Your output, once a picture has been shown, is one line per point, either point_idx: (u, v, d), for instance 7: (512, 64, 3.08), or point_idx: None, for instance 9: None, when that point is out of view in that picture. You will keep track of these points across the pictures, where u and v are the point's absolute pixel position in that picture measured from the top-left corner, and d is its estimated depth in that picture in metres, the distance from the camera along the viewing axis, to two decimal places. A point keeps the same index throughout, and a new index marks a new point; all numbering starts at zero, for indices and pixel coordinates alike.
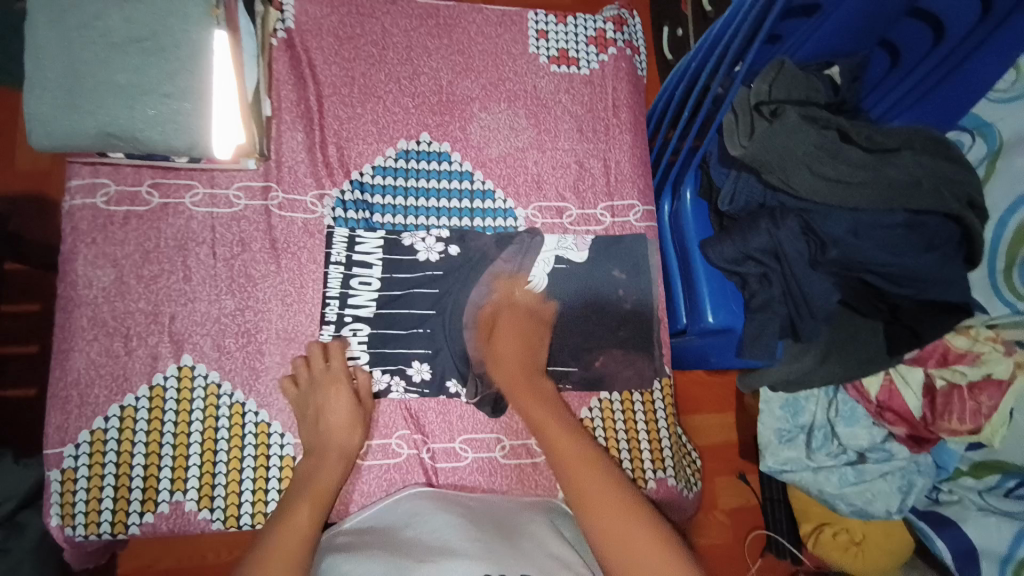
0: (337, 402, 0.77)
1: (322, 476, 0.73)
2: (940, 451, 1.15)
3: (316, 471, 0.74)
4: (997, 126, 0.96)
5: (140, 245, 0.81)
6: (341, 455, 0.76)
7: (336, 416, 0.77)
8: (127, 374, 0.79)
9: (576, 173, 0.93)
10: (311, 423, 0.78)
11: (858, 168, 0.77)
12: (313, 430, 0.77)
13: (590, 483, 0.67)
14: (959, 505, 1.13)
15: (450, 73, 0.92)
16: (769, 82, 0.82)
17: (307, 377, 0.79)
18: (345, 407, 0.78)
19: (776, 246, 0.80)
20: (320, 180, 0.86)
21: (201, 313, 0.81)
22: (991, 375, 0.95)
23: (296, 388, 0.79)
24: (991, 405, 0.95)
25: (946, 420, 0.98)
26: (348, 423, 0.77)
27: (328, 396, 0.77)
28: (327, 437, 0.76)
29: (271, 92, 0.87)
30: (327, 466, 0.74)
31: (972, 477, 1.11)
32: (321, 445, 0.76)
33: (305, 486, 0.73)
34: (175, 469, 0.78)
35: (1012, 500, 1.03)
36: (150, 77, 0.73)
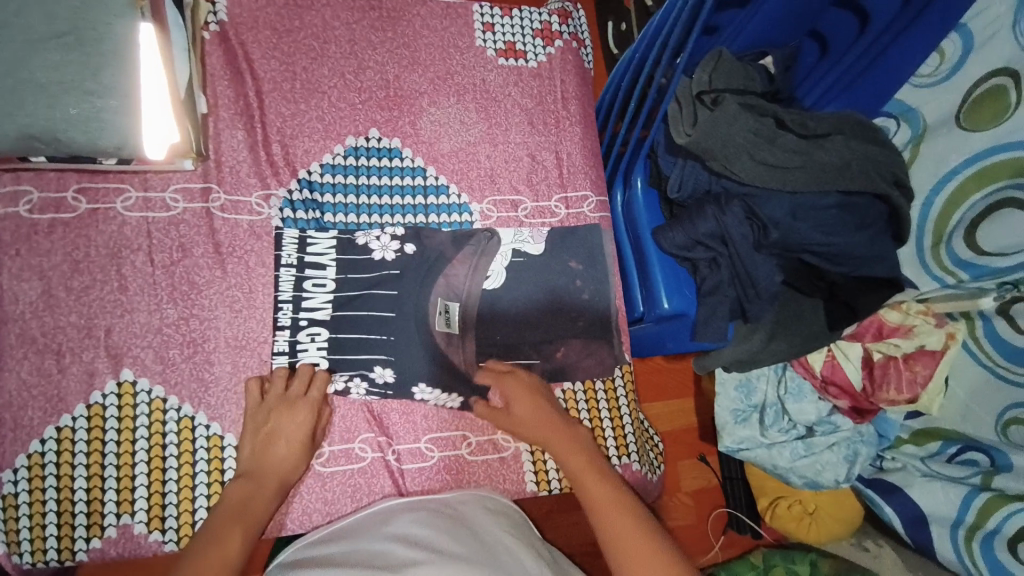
0: (293, 431, 0.75)
1: (254, 504, 0.71)
2: (881, 421, 1.23)
3: (252, 497, 0.72)
4: (920, 111, 1.03)
5: (68, 255, 0.75)
6: (279, 486, 0.74)
7: (289, 445, 0.75)
8: (62, 394, 0.73)
9: (529, 166, 0.93)
10: (259, 444, 0.74)
11: (794, 154, 0.79)
12: (259, 451, 0.74)
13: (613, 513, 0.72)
14: (903, 472, 1.21)
15: (396, 67, 0.90)
16: (710, 73, 0.84)
17: (275, 395, 0.76)
18: (302, 438, 0.75)
19: (722, 232, 0.82)
20: (265, 180, 0.83)
21: (142, 325, 0.77)
22: (924, 347, 1.05)
23: (256, 404, 0.76)
24: (926, 374, 1.05)
25: (884, 390, 1.08)
26: (298, 455, 0.75)
27: (288, 423, 0.75)
28: (274, 464, 0.74)
29: (205, 89, 0.83)
30: (263, 496, 0.72)
31: (914, 445, 1.19)
32: (263, 470, 0.73)
33: (238, 508, 0.71)
34: (121, 490, 0.74)
35: (954, 465, 1.11)
36: (71, 74, 0.68)
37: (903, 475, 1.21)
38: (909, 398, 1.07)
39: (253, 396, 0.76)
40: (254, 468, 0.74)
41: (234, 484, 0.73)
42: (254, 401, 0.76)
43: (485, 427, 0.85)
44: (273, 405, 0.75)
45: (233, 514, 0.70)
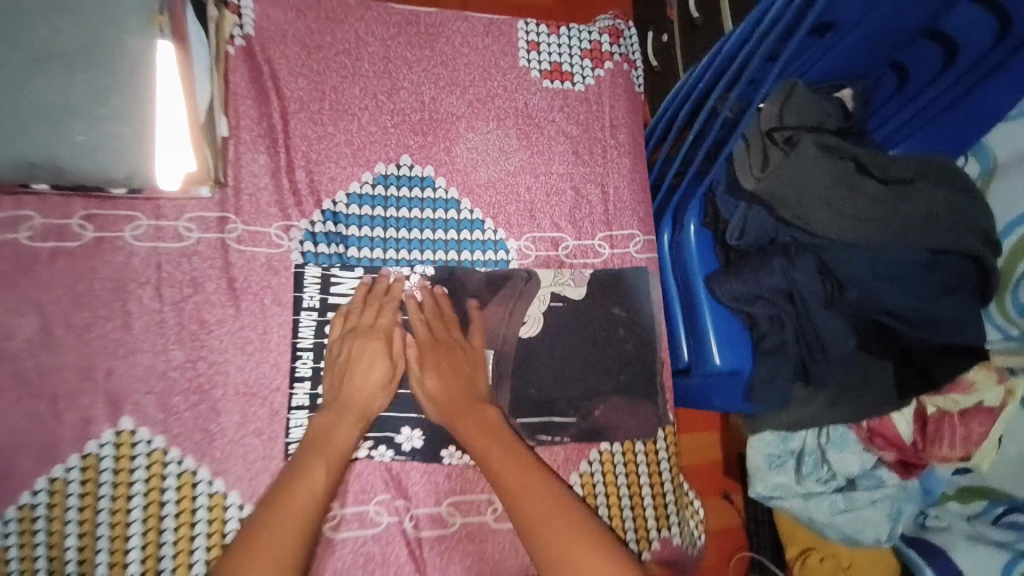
0: (375, 361, 0.73)
1: (335, 436, 0.69)
2: (928, 476, 1.13)
3: (332, 429, 0.69)
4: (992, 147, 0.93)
5: (70, 288, 0.69)
6: (361, 412, 0.71)
7: (370, 367, 0.72)
8: (56, 441, 0.67)
9: (572, 201, 0.85)
10: (339, 371, 0.72)
11: (875, 204, 0.72)
12: (339, 379, 0.72)
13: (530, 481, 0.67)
14: (945, 532, 1.13)
15: (432, 88, 0.83)
16: (780, 106, 0.74)
17: (341, 329, 0.74)
18: (381, 363, 0.73)
19: (791, 287, 0.75)
20: (286, 210, 0.76)
21: (145, 367, 0.70)
22: (983, 402, 0.97)
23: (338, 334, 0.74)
24: (982, 432, 0.98)
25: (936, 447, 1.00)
26: (381, 379, 0.73)
27: (361, 347, 0.73)
28: (351, 392, 0.71)
29: (227, 108, 0.76)
30: (345, 424, 0.70)
31: (958, 503, 1.13)
32: (344, 398, 0.71)
33: (319, 442, 0.68)
34: (114, 551, 0.67)
35: (1001, 528, 1.06)
36: (78, 97, 0.62)
37: (946, 536, 1.12)
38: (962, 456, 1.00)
39: (336, 328, 0.74)
40: (333, 399, 0.71)
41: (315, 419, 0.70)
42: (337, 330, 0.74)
43: None
44: (347, 336, 0.74)
45: (314, 444, 0.68)
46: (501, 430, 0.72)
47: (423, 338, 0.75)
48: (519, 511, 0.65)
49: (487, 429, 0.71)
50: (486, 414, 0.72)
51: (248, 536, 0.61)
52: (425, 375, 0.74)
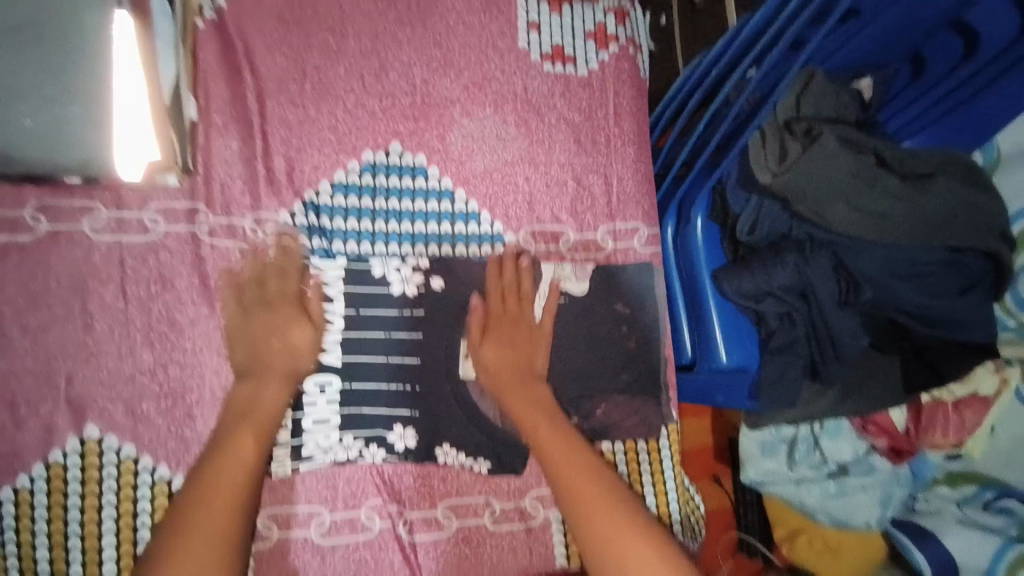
0: (291, 321, 0.67)
1: (261, 402, 0.65)
2: (917, 461, 1.06)
3: (258, 393, 0.65)
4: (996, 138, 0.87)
5: (24, 286, 0.63)
6: (286, 374, 0.66)
7: (285, 335, 0.67)
8: (14, 453, 0.62)
9: (573, 192, 0.80)
10: (250, 342, 0.66)
11: (896, 200, 0.68)
12: (249, 350, 0.66)
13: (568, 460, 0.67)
14: (936, 517, 1.04)
15: (425, 70, 0.77)
16: (797, 95, 0.73)
17: (252, 295, 0.68)
18: (302, 326, 0.68)
19: (805, 284, 0.72)
20: (258, 201, 0.70)
21: (111, 372, 0.64)
22: (977, 391, 0.97)
23: (233, 309, 0.67)
24: (975, 419, 0.98)
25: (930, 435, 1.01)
26: (301, 344, 0.67)
27: (279, 309, 0.67)
28: (275, 355, 0.66)
29: (196, 88, 0.69)
30: (270, 388, 0.65)
31: (949, 487, 1.05)
32: (259, 365, 0.66)
33: (245, 409, 0.64)
34: (87, 564, 0.63)
35: (992, 513, 0.99)
36: (27, 77, 0.55)
37: (936, 520, 1.04)
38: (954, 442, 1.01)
39: (229, 308, 0.67)
40: (252, 365, 0.66)
41: (236, 386, 0.66)
42: (233, 315, 0.67)
43: (512, 492, 0.74)
44: (256, 301, 0.68)
45: (239, 414, 0.64)
46: (553, 413, 0.71)
47: (487, 309, 0.74)
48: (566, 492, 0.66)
49: (537, 409, 0.70)
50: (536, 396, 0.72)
51: (179, 514, 0.59)
52: (482, 347, 0.72)
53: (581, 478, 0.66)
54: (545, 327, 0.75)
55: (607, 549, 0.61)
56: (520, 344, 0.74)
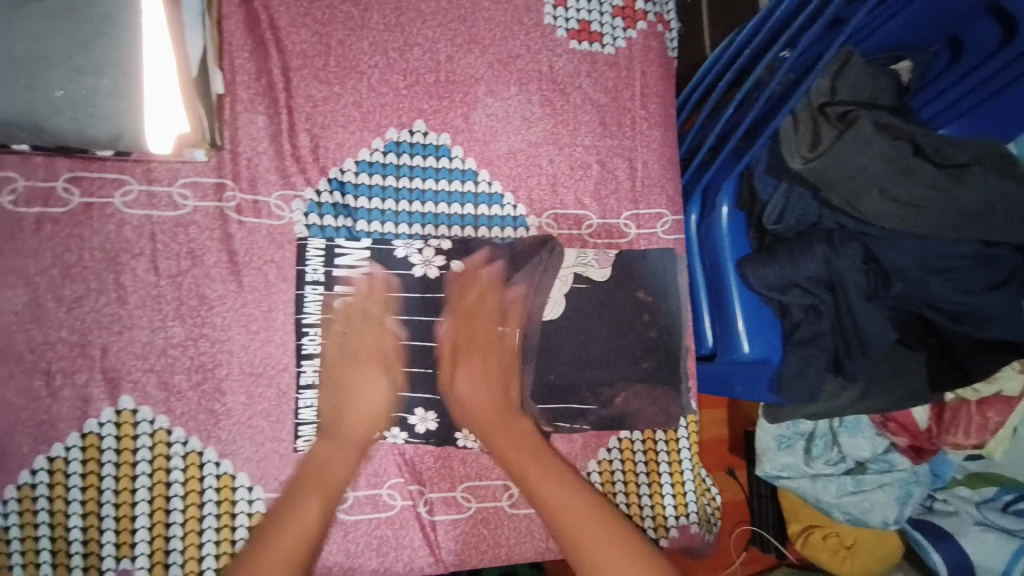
0: (371, 379, 0.67)
1: (333, 469, 0.65)
2: (939, 461, 1.12)
3: (330, 459, 0.65)
4: None
5: (58, 258, 0.64)
6: (356, 446, 0.66)
7: (366, 390, 0.67)
8: (50, 420, 0.63)
9: (597, 175, 0.79)
10: (331, 395, 0.67)
11: (931, 190, 0.66)
12: (330, 406, 0.67)
13: (577, 514, 0.59)
14: (955, 518, 1.11)
15: (449, 46, 0.76)
16: (832, 78, 0.71)
17: (342, 341, 0.69)
18: (379, 386, 0.68)
19: (833, 276, 0.70)
20: (288, 177, 0.70)
21: (142, 344, 0.66)
22: (1002, 391, 1.01)
23: (332, 351, 0.69)
24: (998, 420, 1.02)
25: (951, 434, 1.04)
26: (376, 402, 0.67)
27: (363, 369, 0.68)
28: (354, 418, 0.66)
29: (223, 62, 0.69)
30: (343, 455, 0.65)
31: (969, 487, 1.13)
32: (336, 425, 0.66)
33: (315, 475, 0.64)
34: (121, 531, 0.65)
35: (1011, 515, 1.07)
36: (57, 47, 0.55)
37: (955, 521, 1.11)
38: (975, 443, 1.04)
39: (328, 346, 0.69)
40: (331, 427, 0.66)
41: (316, 447, 0.66)
42: (332, 352, 0.68)
43: None
44: (352, 345, 0.68)
45: (311, 481, 0.64)
46: (543, 452, 0.65)
47: (459, 336, 0.69)
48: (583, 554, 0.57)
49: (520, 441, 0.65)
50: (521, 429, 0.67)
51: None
52: (459, 377, 0.68)
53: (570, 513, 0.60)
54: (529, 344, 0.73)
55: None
56: (493, 378, 0.68)
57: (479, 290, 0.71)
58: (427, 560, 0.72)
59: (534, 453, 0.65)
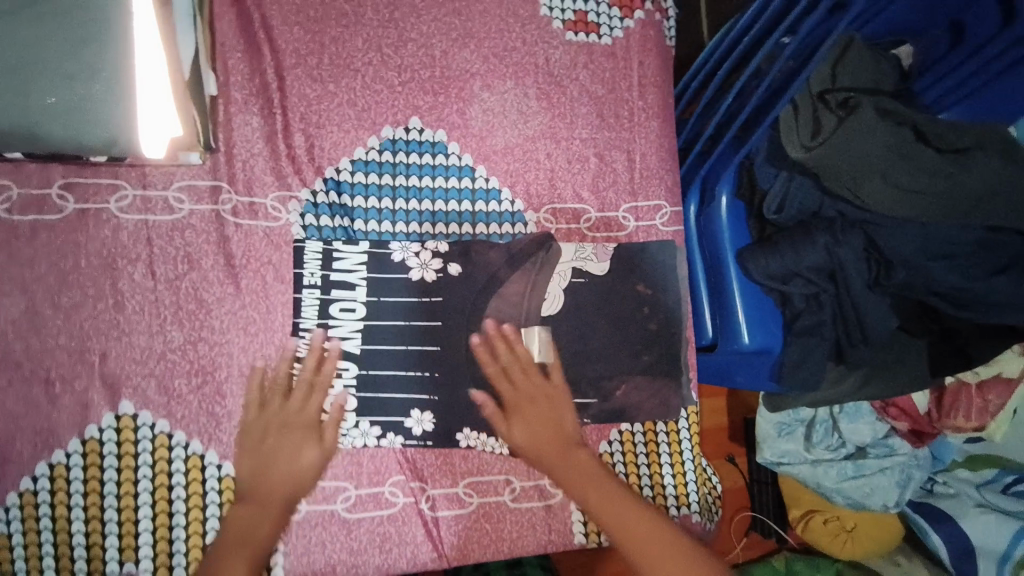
0: (302, 448, 0.68)
1: (258, 531, 0.66)
2: (939, 444, 1.14)
3: (255, 523, 0.66)
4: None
5: (54, 265, 0.64)
6: (284, 506, 0.68)
7: (293, 455, 0.68)
8: (52, 427, 0.64)
9: (595, 168, 0.79)
10: (259, 457, 0.67)
11: (933, 176, 0.66)
12: (256, 469, 0.67)
13: (637, 525, 0.68)
14: (954, 500, 1.13)
15: (444, 40, 0.74)
16: (833, 66, 0.70)
17: (276, 405, 0.68)
18: (307, 453, 0.68)
19: (835, 265, 0.70)
20: (285, 178, 0.70)
21: (143, 349, 0.66)
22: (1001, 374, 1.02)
23: (253, 417, 0.68)
24: (998, 403, 1.02)
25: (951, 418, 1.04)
26: (308, 468, 0.68)
27: (294, 439, 0.68)
28: (279, 484, 0.67)
29: (215, 63, 0.68)
30: (266, 519, 0.67)
31: (969, 470, 1.14)
32: (263, 490, 0.67)
33: (238, 536, 0.66)
34: (124, 535, 0.66)
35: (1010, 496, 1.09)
36: (47, 53, 0.54)
37: (955, 503, 1.12)
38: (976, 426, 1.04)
39: (249, 414, 0.68)
40: (256, 492, 0.67)
41: (238, 508, 0.67)
42: (251, 417, 0.68)
43: (533, 472, 0.76)
44: (279, 414, 0.68)
45: (238, 542, 0.65)
46: (600, 475, 0.71)
47: (504, 395, 0.73)
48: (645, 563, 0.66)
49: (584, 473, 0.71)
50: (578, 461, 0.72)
51: None
52: (513, 429, 0.72)
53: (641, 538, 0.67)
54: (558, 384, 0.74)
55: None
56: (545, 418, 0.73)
57: (513, 351, 0.73)
58: (431, 556, 0.73)
59: (592, 478, 0.71)
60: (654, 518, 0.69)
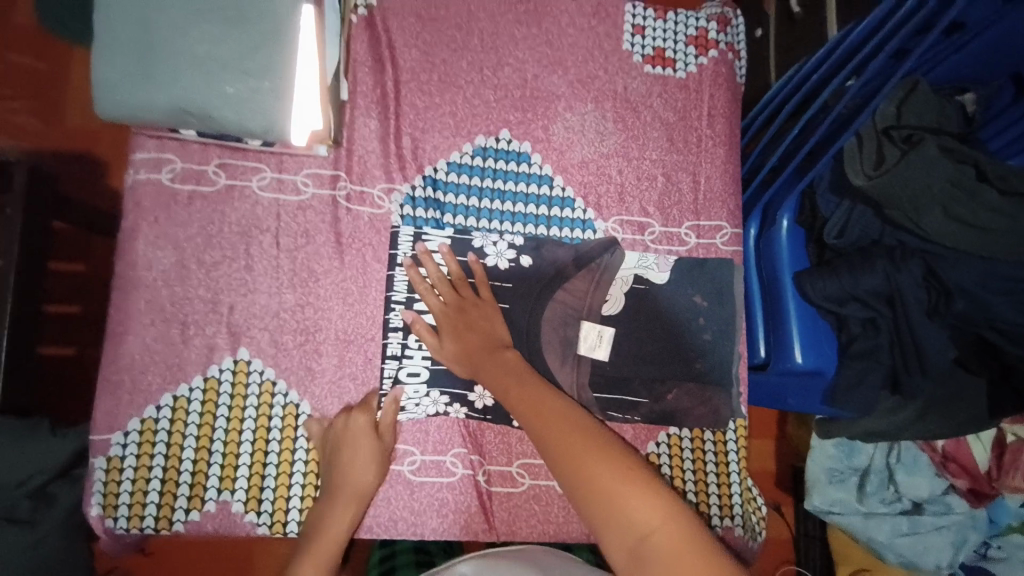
0: (359, 442, 0.73)
1: (331, 524, 0.72)
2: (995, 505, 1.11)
3: (329, 515, 0.73)
4: None
5: (203, 229, 0.77)
6: (354, 498, 0.73)
7: (352, 454, 0.73)
8: (181, 363, 0.76)
9: (662, 187, 0.86)
10: (328, 458, 0.74)
11: (995, 214, 0.68)
12: (328, 466, 0.74)
13: (580, 447, 0.63)
14: (1006, 564, 1.10)
15: (536, 66, 0.85)
16: (898, 104, 0.74)
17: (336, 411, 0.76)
18: (365, 442, 0.74)
19: (892, 290, 0.73)
20: (390, 173, 0.81)
21: (261, 306, 0.77)
22: None
23: (318, 427, 0.76)
24: None
25: (1010, 476, 1.06)
26: (367, 463, 0.74)
27: (351, 437, 0.73)
28: (345, 480, 0.73)
29: (347, 74, 0.81)
30: (337, 512, 0.73)
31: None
32: (334, 485, 0.73)
33: (317, 528, 0.73)
34: (224, 467, 0.75)
35: None
36: (231, 52, 0.66)
37: (1005, 567, 1.10)
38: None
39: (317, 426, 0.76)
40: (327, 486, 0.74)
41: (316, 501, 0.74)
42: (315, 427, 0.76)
43: None
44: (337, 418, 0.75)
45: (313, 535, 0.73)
46: (552, 401, 0.69)
47: (433, 307, 0.76)
48: (587, 492, 0.60)
49: (538, 395, 0.69)
50: (537, 384, 0.71)
51: None
52: (442, 339, 0.75)
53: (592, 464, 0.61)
54: (486, 301, 0.77)
55: (613, 521, 0.58)
56: (474, 328, 0.75)
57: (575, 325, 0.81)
58: (482, 526, 0.78)
59: (540, 398, 0.69)
60: (597, 437, 0.64)
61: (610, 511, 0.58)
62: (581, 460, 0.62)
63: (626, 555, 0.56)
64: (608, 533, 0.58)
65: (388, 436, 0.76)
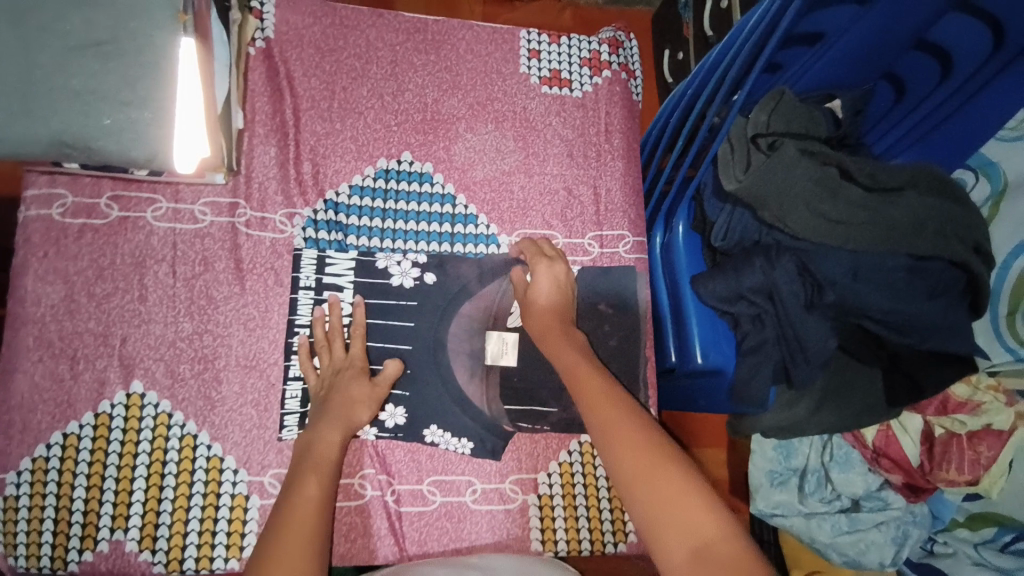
0: (351, 384, 0.74)
1: (321, 450, 0.71)
2: (936, 500, 1.08)
3: (317, 440, 0.71)
4: (1001, 166, 0.93)
5: (94, 261, 0.76)
6: (341, 424, 0.72)
7: (343, 394, 0.73)
8: (71, 400, 0.73)
9: (564, 200, 0.88)
10: (318, 403, 0.74)
11: (859, 208, 0.72)
12: (317, 410, 0.74)
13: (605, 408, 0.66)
14: (952, 560, 1.05)
15: (436, 91, 0.88)
16: (769, 112, 0.78)
17: (327, 358, 0.77)
18: (356, 390, 0.74)
19: (770, 285, 0.76)
20: (291, 198, 0.81)
21: (156, 337, 0.76)
22: (991, 426, 0.93)
23: (312, 377, 0.77)
24: (991, 456, 0.93)
25: (943, 470, 0.94)
26: (359, 399, 0.74)
27: (343, 380, 0.75)
28: (334, 409, 0.73)
29: (244, 104, 0.82)
30: (329, 440, 0.71)
31: (969, 529, 1.04)
32: (323, 417, 0.72)
33: (310, 453, 0.71)
34: (117, 505, 0.73)
35: (1009, 556, 0.97)
36: (108, 84, 0.67)
37: (952, 563, 1.05)
38: (970, 480, 0.94)
39: (310, 383, 0.77)
40: (316, 417, 0.73)
41: (306, 431, 0.73)
42: (310, 373, 0.77)
43: (493, 475, 0.80)
44: (326, 371, 0.76)
45: (306, 461, 0.70)
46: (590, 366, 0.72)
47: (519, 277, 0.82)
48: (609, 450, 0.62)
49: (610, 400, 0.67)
50: (604, 390, 0.68)
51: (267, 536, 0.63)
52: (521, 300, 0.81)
53: (658, 470, 0.58)
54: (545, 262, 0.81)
55: (672, 527, 0.53)
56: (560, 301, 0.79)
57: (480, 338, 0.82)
58: (392, 550, 0.77)
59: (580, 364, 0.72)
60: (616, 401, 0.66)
61: (667, 517, 0.54)
62: (650, 468, 0.58)
63: (686, 560, 0.51)
64: (668, 542, 0.53)
65: (383, 386, 0.76)
